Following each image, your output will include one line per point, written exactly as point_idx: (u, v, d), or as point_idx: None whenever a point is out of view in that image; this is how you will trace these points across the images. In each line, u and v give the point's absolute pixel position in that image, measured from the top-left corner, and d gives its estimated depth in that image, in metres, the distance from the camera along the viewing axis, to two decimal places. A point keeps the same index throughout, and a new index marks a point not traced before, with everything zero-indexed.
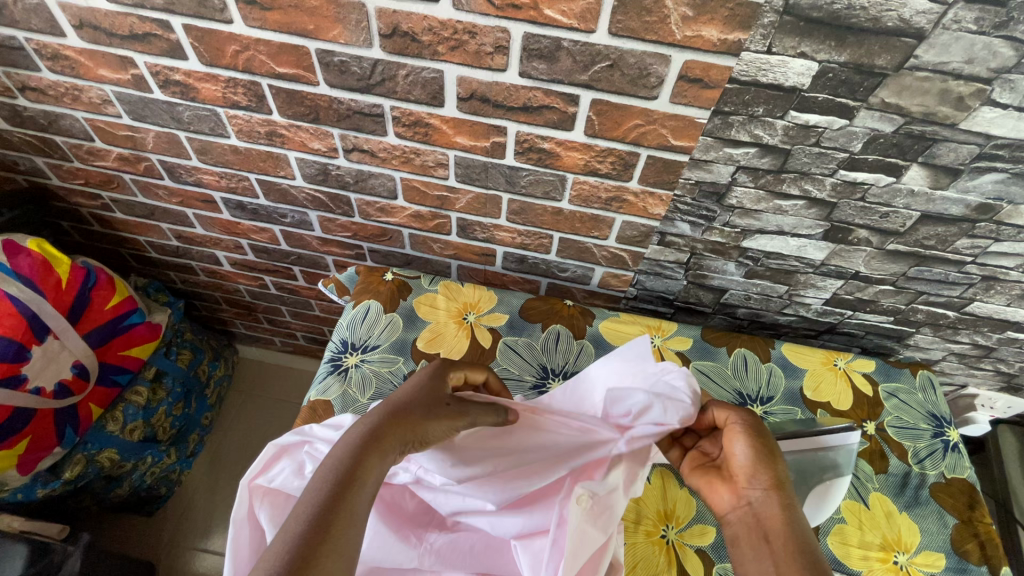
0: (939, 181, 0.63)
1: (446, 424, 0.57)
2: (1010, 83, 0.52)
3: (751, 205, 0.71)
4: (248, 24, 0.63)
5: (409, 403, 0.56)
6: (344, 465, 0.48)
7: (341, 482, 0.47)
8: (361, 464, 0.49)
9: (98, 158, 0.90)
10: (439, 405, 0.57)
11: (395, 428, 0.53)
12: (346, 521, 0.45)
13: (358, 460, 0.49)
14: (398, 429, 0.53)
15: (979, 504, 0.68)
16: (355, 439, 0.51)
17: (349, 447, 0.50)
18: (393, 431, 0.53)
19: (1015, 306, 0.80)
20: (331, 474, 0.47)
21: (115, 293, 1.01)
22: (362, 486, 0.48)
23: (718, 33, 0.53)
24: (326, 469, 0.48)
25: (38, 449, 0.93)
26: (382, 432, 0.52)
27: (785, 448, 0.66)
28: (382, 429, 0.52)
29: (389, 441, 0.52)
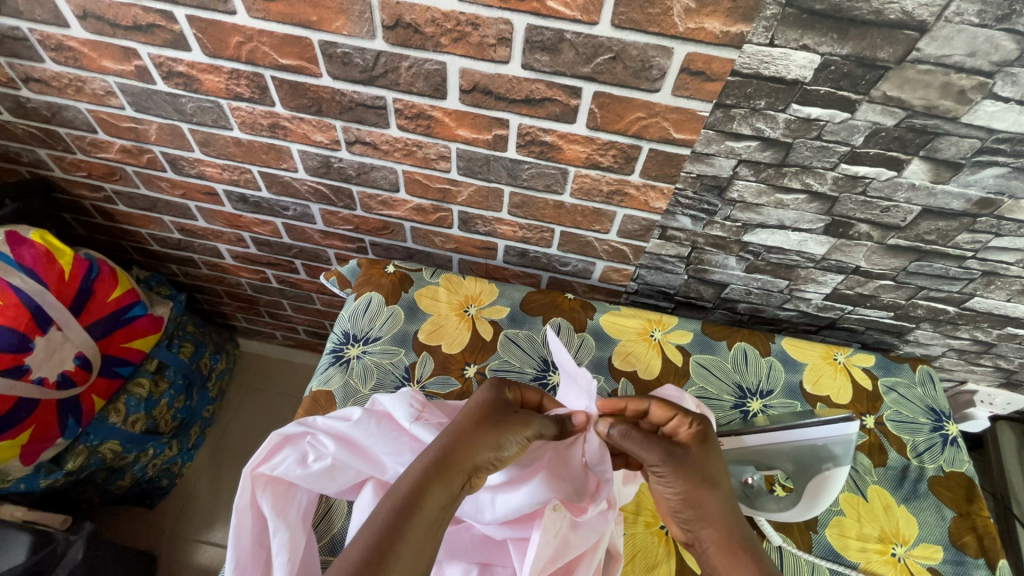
0: (940, 175, 0.63)
1: (517, 438, 0.57)
2: (1012, 77, 0.53)
3: (752, 199, 0.71)
4: (252, 15, 0.63)
5: (478, 423, 0.55)
6: (407, 491, 0.47)
7: (403, 508, 0.46)
8: (425, 492, 0.48)
9: (101, 150, 0.90)
10: (508, 426, 0.57)
11: (463, 455, 0.52)
12: (410, 550, 0.43)
13: (420, 488, 0.48)
14: (465, 456, 0.52)
15: (978, 498, 0.68)
16: (421, 467, 0.50)
17: (413, 475, 0.49)
18: (462, 457, 0.52)
19: (1015, 302, 0.80)
20: (395, 499, 0.46)
21: (117, 285, 1.01)
22: (425, 516, 0.46)
23: (720, 26, 0.53)
24: (389, 496, 0.47)
25: (41, 440, 0.93)
26: (450, 458, 0.51)
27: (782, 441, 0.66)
28: (452, 456, 0.51)
29: (455, 469, 0.51)
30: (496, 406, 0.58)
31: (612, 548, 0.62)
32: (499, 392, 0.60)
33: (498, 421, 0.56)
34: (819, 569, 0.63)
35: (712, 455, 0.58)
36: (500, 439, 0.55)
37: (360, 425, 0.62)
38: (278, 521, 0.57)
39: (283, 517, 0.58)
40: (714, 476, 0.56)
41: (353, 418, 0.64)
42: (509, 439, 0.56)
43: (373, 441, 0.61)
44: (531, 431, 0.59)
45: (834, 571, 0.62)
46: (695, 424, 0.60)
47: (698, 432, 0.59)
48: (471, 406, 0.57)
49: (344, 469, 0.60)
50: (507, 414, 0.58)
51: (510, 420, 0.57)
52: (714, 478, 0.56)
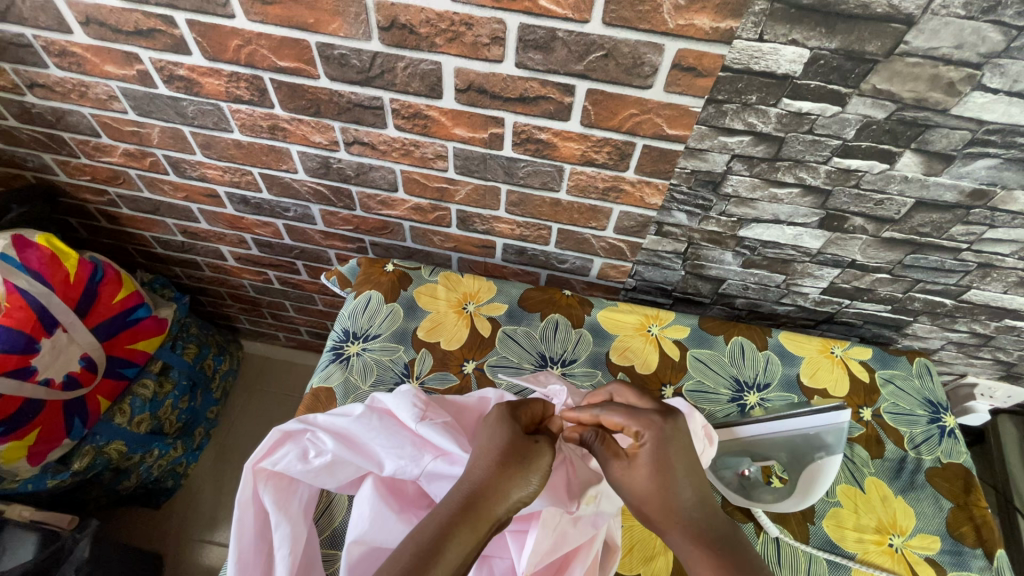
0: (932, 167, 0.63)
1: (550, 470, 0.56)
2: (999, 68, 0.53)
3: (747, 193, 0.72)
4: (250, 18, 0.64)
5: (504, 460, 0.54)
6: (429, 539, 0.48)
7: (426, 552, 0.47)
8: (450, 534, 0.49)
9: (105, 153, 0.91)
10: (533, 457, 0.55)
11: (489, 497, 0.51)
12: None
13: (444, 533, 0.49)
14: (490, 501, 0.51)
15: (975, 489, 0.68)
16: (444, 512, 0.50)
17: (434, 521, 0.49)
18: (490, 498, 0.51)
19: (1012, 294, 0.80)
20: (417, 545, 0.48)
21: (122, 288, 1.03)
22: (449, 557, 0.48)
23: (710, 22, 0.54)
24: (411, 542, 0.48)
25: (48, 440, 0.95)
26: (477, 500, 0.51)
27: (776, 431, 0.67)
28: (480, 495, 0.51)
29: (480, 514, 0.51)
30: (518, 441, 0.55)
31: (610, 539, 0.62)
32: (515, 422, 0.58)
33: (519, 456, 0.54)
34: (816, 560, 0.63)
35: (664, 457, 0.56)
36: (525, 473, 0.53)
37: (361, 422, 0.63)
38: (280, 514, 0.58)
39: (285, 510, 0.59)
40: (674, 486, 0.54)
41: (355, 414, 0.64)
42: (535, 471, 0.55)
43: (375, 438, 0.62)
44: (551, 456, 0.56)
45: (831, 562, 0.63)
46: (645, 427, 0.57)
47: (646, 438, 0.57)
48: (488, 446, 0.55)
49: (344, 465, 0.61)
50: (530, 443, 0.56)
51: (531, 459, 0.55)
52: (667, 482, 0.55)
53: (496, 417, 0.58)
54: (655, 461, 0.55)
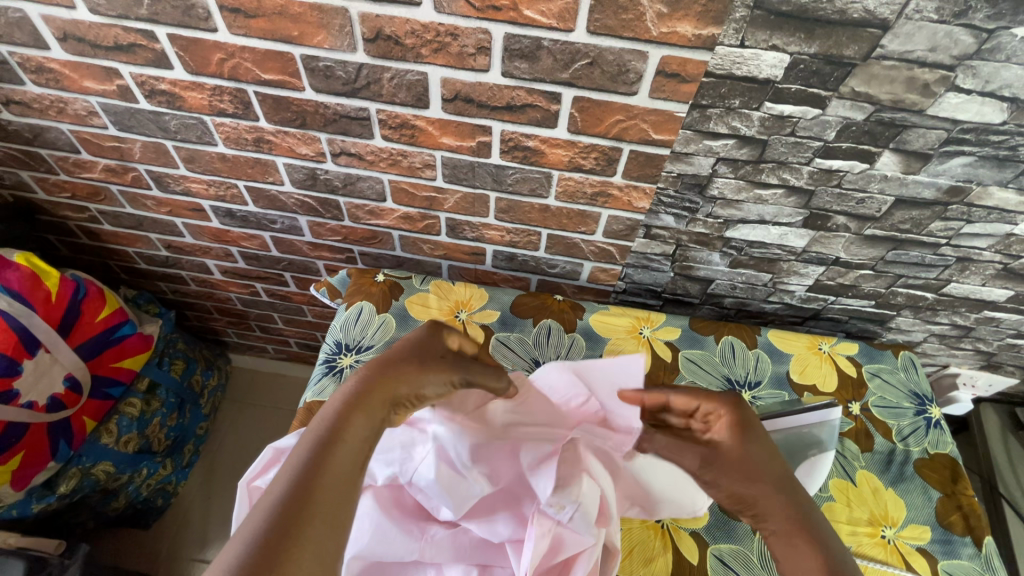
0: (911, 166, 0.65)
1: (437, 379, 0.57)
2: (972, 69, 0.55)
3: (732, 195, 0.73)
4: (233, 32, 0.63)
5: (399, 360, 0.55)
6: (330, 422, 0.47)
7: (323, 441, 0.45)
8: (342, 428, 0.47)
9: (85, 170, 0.90)
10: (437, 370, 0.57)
11: (385, 387, 0.52)
12: (327, 486, 0.42)
13: (343, 416, 0.47)
14: (383, 390, 0.52)
15: (962, 478, 0.70)
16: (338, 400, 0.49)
17: (337, 404, 0.49)
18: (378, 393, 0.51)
19: (990, 286, 0.82)
20: (316, 431, 0.46)
21: (106, 305, 1.01)
22: (343, 452, 0.45)
23: (692, 29, 0.55)
24: (312, 429, 0.46)
25: (32, 463, 0.93)
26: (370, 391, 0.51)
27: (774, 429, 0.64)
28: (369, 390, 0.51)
29: (378, 399, 0.51)
30: (428, 346, 0.58)
31: (609, 543, 0.62)
32: (430, 336, 0.59)
33: (420, 361, 0.56)
34: None
35: (744, 463, 0.56)
36: (422, 377, 0.55)
37: None
38: None
39: None
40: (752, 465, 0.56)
41: None
42: (430, 378, 0.56)
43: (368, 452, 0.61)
44: (456, 377, 0.59)
45: None
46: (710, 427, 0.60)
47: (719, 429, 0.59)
48: (402, 347, 0.57)
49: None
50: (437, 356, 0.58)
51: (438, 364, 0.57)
52: (749, 478, 0.55)
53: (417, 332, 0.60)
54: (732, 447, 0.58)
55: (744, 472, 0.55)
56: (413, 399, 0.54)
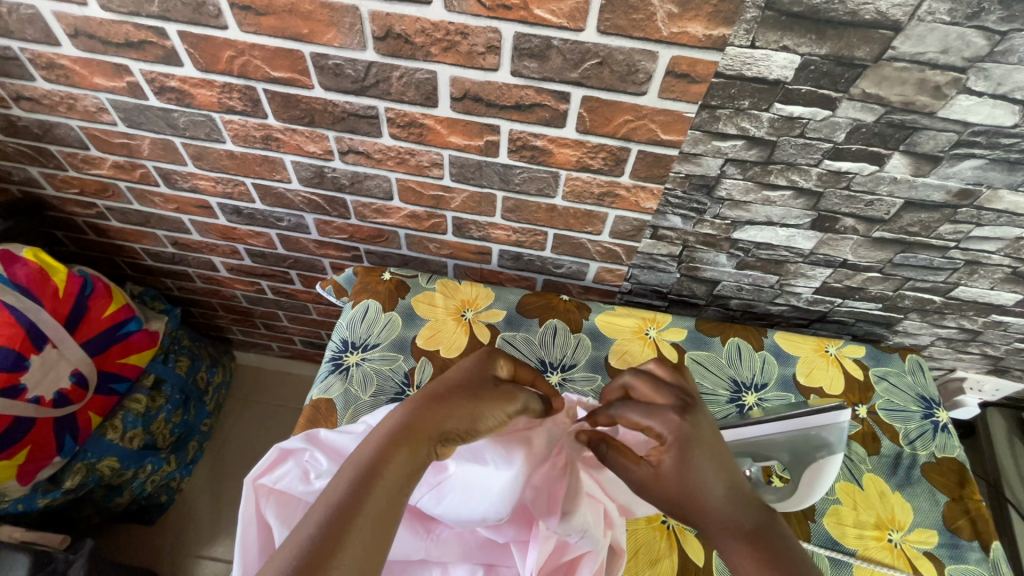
0: (920, 168, 0.65)
1: (495, 408, 0.52)
2: (984, 72, 0.54)
3: (740, 196, 0.73)
4: (243, 29, 0.64)
5: (450, 395, 0.51)
6: (369, 463, 0.45)
7: (359, 480, 0.44)
8: (382, 463, 0.45)
9: (93, 166, 0.90)
10: (493, 397, 0.53)
11: (429, 425, 0.49)
12: (360, 527, 0.42)
13: (382, 456, 0.46)
14: (431, 422, 0.49)
15: (969, 482, 0.70)
16: (383, 434, 0.48)
17: (377, 442, 0.47)
18: (424, 427, 0.48)
19: (999, 290, 0.82)
20: (353, 470, 0.45)
21: (112, 302, 1.01)
22: (381, 489, 0.44)
23: (703, 29, 0.55)
24: (348, 467, 0.45)
25: (38, 459, 0.93)
26: (415, 426, 0.48)
27: (782, 430, 0.64)
28: (415, 424, 0.48)
29: (422, 439, 0.48)
30: (479, 375, 0.54)
31: (615, 544, 0.62)
32: (482, 365, 0.55)
33: (470, 393, 0.52)
34: (819, 557, 0.63)
35: (691, 459, 0.50)
36: (474, 412, 0.51)
37: (363, 441, 0.62)
38: (285, 528, 0.56)
39: (289, 526, 0.57)
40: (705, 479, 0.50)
41: (357, 431, 0.63)
42: (484, 412, 0.51)
43: None
44: (514, 407, 0.53)
45: (833, 559, 0.63)
46: (666, 428, 0.51)
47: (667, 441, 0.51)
48: (450, 378, 0.53)
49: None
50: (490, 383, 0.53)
51: (496, 392, 0.53)
52: (695, 480, 0.50)
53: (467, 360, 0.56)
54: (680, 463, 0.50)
55: (690, 476, 0.50)
56: (467, 433, 0.50)
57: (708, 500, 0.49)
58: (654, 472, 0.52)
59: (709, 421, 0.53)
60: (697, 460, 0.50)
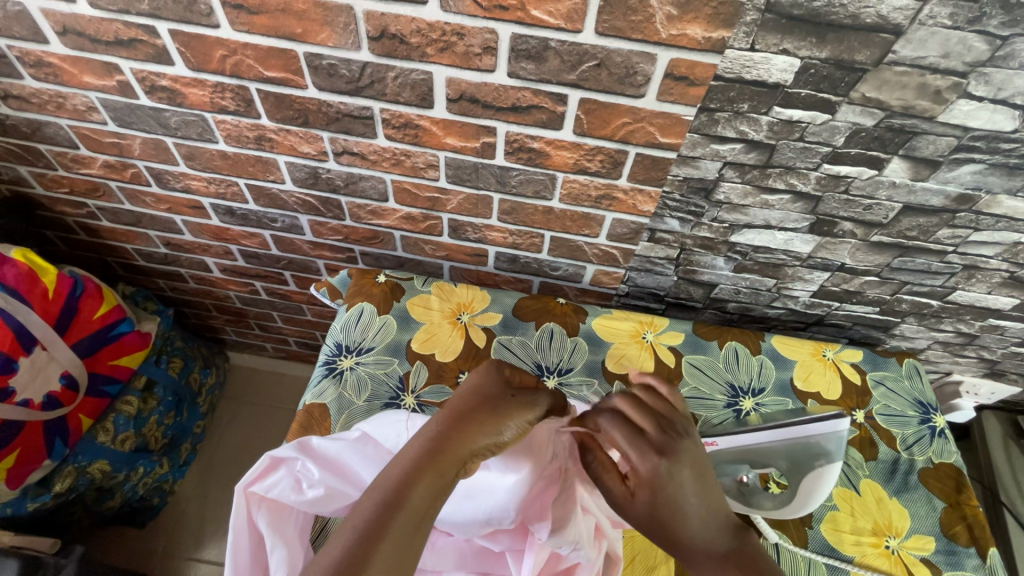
0: (919, 172, 0.64)
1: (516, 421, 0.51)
2: (985, 76, 0.54)
3: (738, 200, 0.72)
4: (236, 28, 0.63)
5: (473, 411, 0.49)
6: (396, 484, 0.43)
7: (389, 500, 0.41)
8: (411, 482, 0.43)
9: (83, 165, 0.89)
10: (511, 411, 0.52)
11: (458, 444, 0.47)
12: (392, 545, 0.39)
13: (413, 477, 0.43)
14: (462, 438, 0.47)
15: (966, 488, 0.70)
16: (410, 455, 0.45)
17: (403, 463, 0.44)
18: (454, 445, 0.46)
19: (996, 294, 0.81)
20: (381, 489, 0.42)
21: (103, 303, 1.00)
22: (411, 509, 0.42)
23: (702, 32, 0.54)
24: (374, 491, 0.42)
25: (28, 462, 0.91)
26: (444, 445, 0.46)
27: (778, 438, 0.64)
28: (445, 442, 0.46)
29: (452, 458, 0.46)
30: (499, 390, 0.53)
31: (611, 552, 0.61)
32: (499, 374, 0.54)
33: (493, 408, 0.51)
34: (816, 564, 0.63)
35: (666, 497, 0.49)
36: (499, 425, 0.49)
37: (357, 450, 0.60)
38: (276, 537, 0.56)
39: (281, 533, 0.56)
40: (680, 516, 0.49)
41: (351, 437, 0.61)
42: (506, 424, 0.51)
43: (367, 466, 0.58)
44: (533, 416, 0.53)
45: (830, 566, 0.63)
46: (642, 463, 0.50)
47: (643, 476, 0.50)
48: (469, 392, 0.52)
49: (341, 496, 0.58)
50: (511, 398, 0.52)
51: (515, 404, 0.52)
52: (670, 514, 0.49)
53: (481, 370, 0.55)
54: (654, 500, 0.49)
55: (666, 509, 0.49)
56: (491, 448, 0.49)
57: (684, 534, 0.49)
58: (628, 498, 0.50)
59: (688, 458, 0.51)
60: (673, 497, 0.49)
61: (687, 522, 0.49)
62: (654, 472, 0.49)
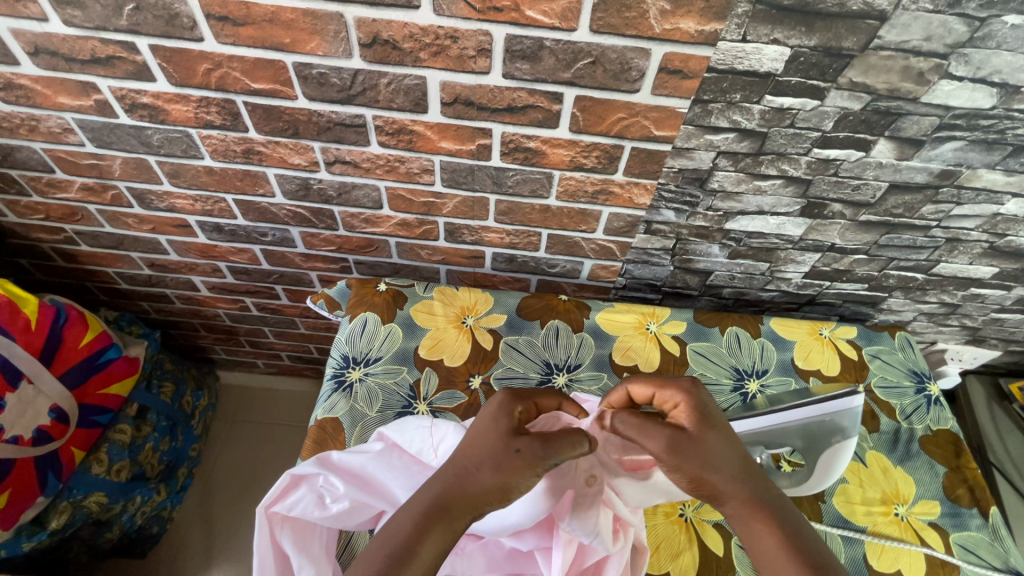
0: (905, 152, 0.67)
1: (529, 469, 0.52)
2: (964, 57, 0.56)
3: (732, 188, 0.74)
4: (221, 41, 0.61)
5: (482, 462, 0.52)
6: (403, 539, 0.47)
7: (398, 554, 0.46)
8: (420, 537, 0.47)
9: (60, 190, 0.86)
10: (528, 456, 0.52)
11: (462, 497, 0.50)
12: None
13: (419, 535, 0.47)
14: (468, 493, 0.50)
15: (965, 452, 0.73)
16: (419, 506, 0.49)
17: (408, 519, 0.48)
18: (461, 501, 0.50)
19: (978, 264, 0.85)
20: (389, 542, 0.47)
21: (89, 330, 0.96)
22: (419, 562, 0.46)
23: (695, 25, 0.55)
24: (383, 541, 0.47)
25: (20, 502, 0.88)
26: (449, 500, 0.49)
27: (797, 417, 0.66)
28: (451, 498, 0.50)
29: (456, 512, 0.49)
30: (512, 431, 0.54)
31: (637, 543, 0.62)
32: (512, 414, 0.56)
33: (502, 458, 0.52)
34: (832, 537, 0.65)
35: (709, 421, 0.56)
36: (509, 474, 0.51)
37: (381, 462, 0.60)
38: (302, 556, 0.55)
39: (306, 552, 0.56)
40: (721, 444, 0.54)
41: (374, 450, 0.60)
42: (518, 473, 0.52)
43: (394, 477, 0.59)
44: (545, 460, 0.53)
45: (846, 537, 0.65)
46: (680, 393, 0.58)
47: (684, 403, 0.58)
48: (482, 435, 0.54)
49: (366, 508, 0.58)
50: (522, 442, 0.53)
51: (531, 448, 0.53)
52: (714, 444, 0.54)
53: (492, 400, 0.58)
54: (699, 424, 0.56)
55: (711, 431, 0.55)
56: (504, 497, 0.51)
57: (726, 464, 0.54)
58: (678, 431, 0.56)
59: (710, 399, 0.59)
60: (712, 419, 0.56)
61: (724, 451, 0.54)
62: (677, 431, 0.54)
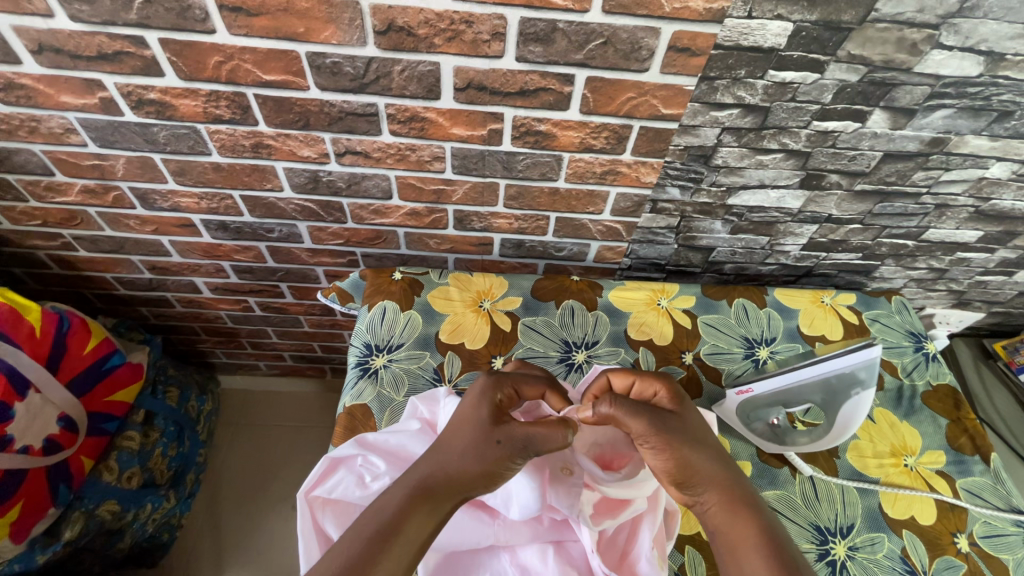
0: (898, 121, 0.70)
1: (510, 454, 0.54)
2: (954, 27, 0.60)
3: (736, 162, 0.76)
4: (233, 32, 0.61)
5: (467, 446, 0.54)
6: (390, 516, 0.48)
7: (383, 530, 0.47)
8: (406, 515, 0.49)
9: (59, 193, 0.84)
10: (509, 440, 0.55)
11: (447, 480, 0.52)
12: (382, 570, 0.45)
13: (404, 513, 0.49)
14: (453, 475, 0.52)
15: (963, 404, 0.77)
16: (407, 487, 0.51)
17: (396, 496, 0.50)
18: (445, 484, 0.51)
19: (964, 229, 0.89)
20: (377, 518, 0.48)
21: (92, 337, 0.95)
22: (404, 540, 0.47)
23: (703, 3, 0.57)
24: (370, 518, 0.48)
25: (33, 512, 0.86)
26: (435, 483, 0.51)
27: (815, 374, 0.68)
28: (435, 480, 0.52)
29: (440, 494, 0.51)
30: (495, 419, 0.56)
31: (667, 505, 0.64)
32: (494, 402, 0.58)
33: (485, 442, 0.54)
34: (848, 489, 0.69)
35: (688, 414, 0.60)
36: (491, 456, 0.53)
37: (418, 440, 0.61)
38: None
39: None
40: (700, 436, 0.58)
41: (411, 429, 0.62)
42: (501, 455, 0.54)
43: None
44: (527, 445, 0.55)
45: (861, 488, 0.69)
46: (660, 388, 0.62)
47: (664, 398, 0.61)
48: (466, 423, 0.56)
49: None
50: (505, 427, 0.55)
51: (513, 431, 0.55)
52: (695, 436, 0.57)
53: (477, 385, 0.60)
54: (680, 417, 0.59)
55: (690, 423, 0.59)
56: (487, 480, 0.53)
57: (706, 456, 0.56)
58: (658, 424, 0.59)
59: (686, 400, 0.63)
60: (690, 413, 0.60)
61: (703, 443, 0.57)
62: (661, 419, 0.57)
